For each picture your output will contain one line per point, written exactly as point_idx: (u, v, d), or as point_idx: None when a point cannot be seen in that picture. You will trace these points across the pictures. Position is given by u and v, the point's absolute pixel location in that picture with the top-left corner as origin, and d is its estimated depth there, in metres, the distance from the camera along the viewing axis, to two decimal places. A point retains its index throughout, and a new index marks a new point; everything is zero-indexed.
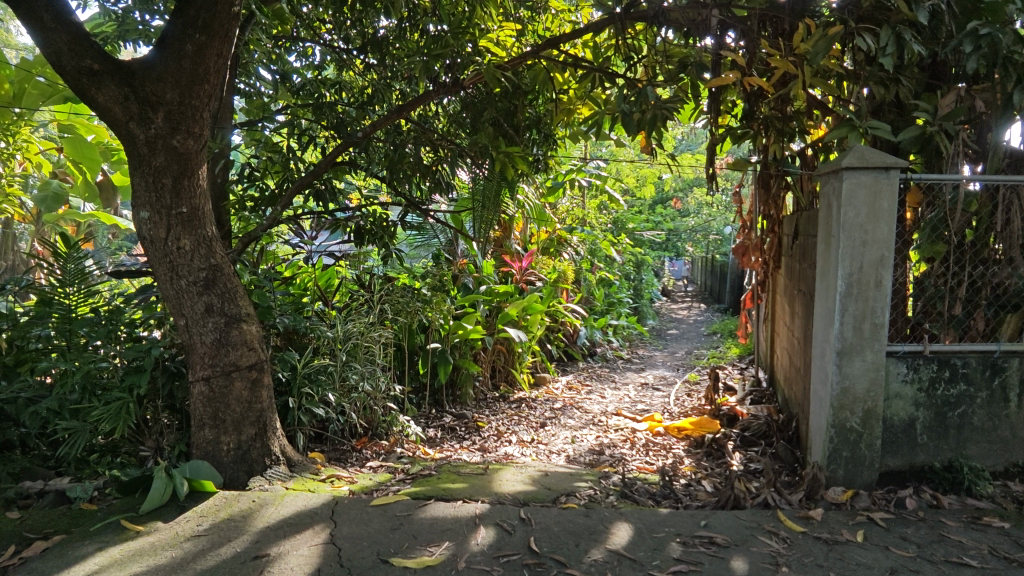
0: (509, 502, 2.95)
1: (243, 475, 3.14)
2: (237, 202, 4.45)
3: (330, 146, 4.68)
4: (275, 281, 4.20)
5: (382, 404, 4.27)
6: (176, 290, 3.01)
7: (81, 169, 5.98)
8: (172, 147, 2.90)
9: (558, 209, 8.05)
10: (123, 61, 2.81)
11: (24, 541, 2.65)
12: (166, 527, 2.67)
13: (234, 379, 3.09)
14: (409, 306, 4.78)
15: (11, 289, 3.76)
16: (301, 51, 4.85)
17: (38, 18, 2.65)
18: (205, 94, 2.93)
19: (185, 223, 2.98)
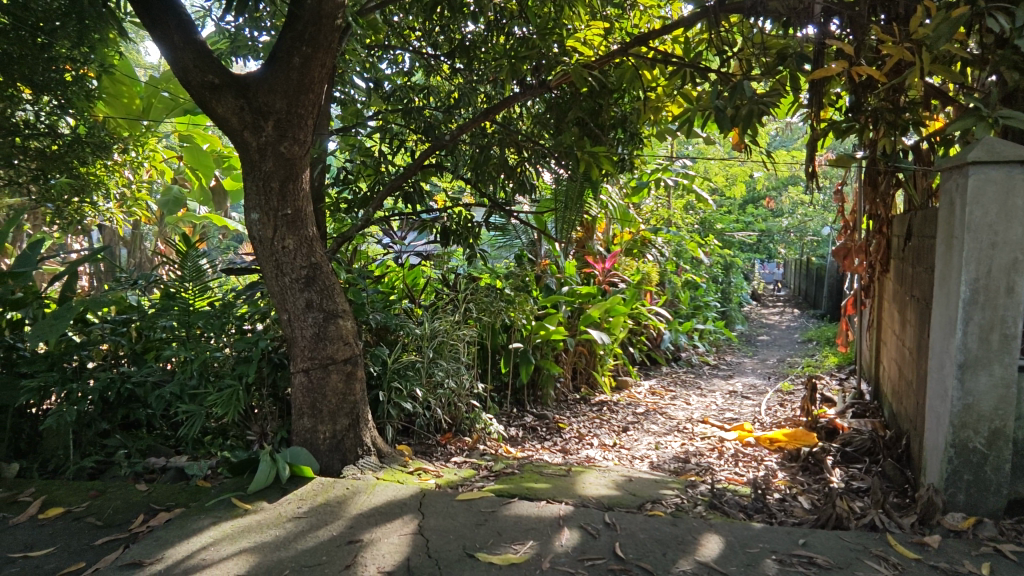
0: (593, 506, 2.92)
1: (338, 463, 3.31)
2: (333, 204, 4.81)
3: (419, 149, 4.85)
4: (368, 279, 4.40)
5: (466, 401, 4.36)
6: (281, 287, 3.22)
7: (198, 175, 6.59)
8: (279, 153, 3.10)
9: (642, 209, 7.88)
10: (238, 75, 3.03)
11: (151, 512, 2.93)
12: (270, 507, 2.86)
13: (331, 371, 3.26)
14: (494, 306, 4.84)
15: (140, 284, 4.07)
16: (392, 58, 5.01)
17: (170, 39, 2.93)
18: (311, 102, 3.11)
19: (290, 224, 3.18)
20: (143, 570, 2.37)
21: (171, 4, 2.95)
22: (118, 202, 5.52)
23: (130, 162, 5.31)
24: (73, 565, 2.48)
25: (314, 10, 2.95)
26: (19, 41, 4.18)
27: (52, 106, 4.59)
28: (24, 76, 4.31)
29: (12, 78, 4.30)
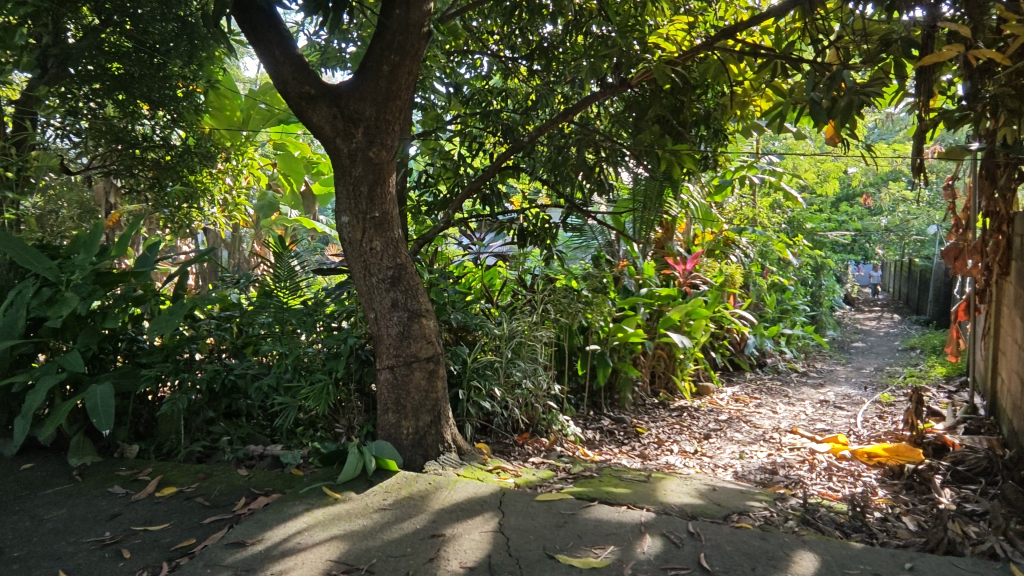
0: (676, 514, 2.84)
1: (420, 458, 3.40)
2: (415, 207, 4.97)
3: (497, 151, 4.92)
4: (449, 279, 4.50)
5: (543, 402, 4.37)
6: (368, 286, 3.35)
7: (290, 181, 7.05)
8: (369, 158, 3.24)
9: (724, 208, 7.58)
10: (332, 85, 3.20)
11: (251, 495, 3.14)
12: (358, 498, 2.99)
13: (414, 369, 3.37)
14: (571, 307, 4.80)
15: (235, 283, 4.34)
16: (471, 63, 5.08)
17: (272, 53, 3.13)
18: (397, 108, 3.24)
19: (377, 226, 3.31)
20: (246, 550, 2.54)
21: (273, 19, 3.15)
22: (220, 207, 5.87)
23: (231, 170, 5.72)
24: (185, 541, 2.70)
25: (402, 20, 3.09)
26: (141, 63, 4.72)
27: (167, 120, 5.07)
28: (145, 95, 4.84)
29: (134, 96, 4.82)
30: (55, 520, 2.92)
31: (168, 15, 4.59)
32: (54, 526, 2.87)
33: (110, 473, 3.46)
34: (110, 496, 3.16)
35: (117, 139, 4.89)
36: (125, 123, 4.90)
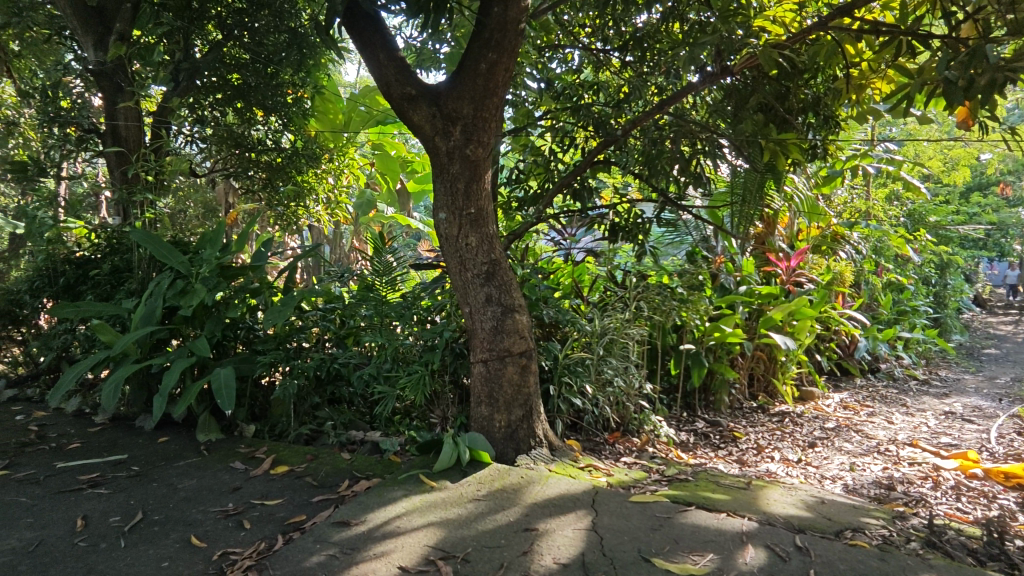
0: (781, 525, 2.68)
1: (512, 452, 3.44)
2: (506, 203, 5.01)
3: (588, 145, 4.87)
4: (540, 275, 4.50)
5: (634, 401, 4.28)
6: (463, 281, 3.43)
7: (387, 180, 7.39)
8: (466, 156, 3.31)
9: (833, 201, 7.08)
10: (432, 86, 3.30)
11: (354, 478, 3.33)
12: (453, 487, 3.07)
13: (507, 363, 3.40)
14: (665, 305, 4.67)
15: (336, 279, 4.57)
16: (562, 57, 5.05)
17: (376, 57, 3.28)
18: (494, 106, 3.28)
19: (473, 222, 3.38)
20: (351, 529, 2.70)
21: (378, 26, 3.30)
22: (324, 206, 6.05)
23: (334, 170, 5.93)
24: (297, 516, 2.89)
25: (501, 16, 3.11)
26: (258, 73, 5.22)
27: (278, 125, 5.51)
28: (259, 101, 5.31)
29: (250, 103, 5.32)
30: (186, 489, 3.23)
31: (281, 27, 5.13)
32: (185, 494, 3.18)
33: (231, 449, 3.79)
34: (231, 471, 3.46)
35: (237, 145, 5.38)
36: (243, 129, 5.39)
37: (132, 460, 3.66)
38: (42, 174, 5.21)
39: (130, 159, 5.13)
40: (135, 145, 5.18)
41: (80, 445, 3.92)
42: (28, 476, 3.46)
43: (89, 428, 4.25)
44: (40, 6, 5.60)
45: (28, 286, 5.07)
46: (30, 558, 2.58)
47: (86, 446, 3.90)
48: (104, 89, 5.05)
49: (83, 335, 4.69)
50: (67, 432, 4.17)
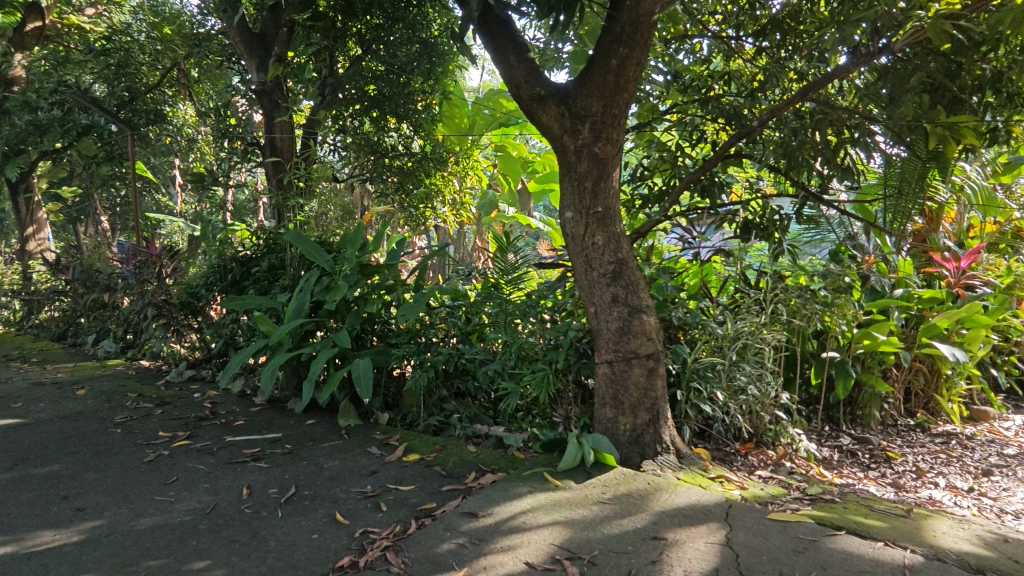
0: (953, 562, 2.37)
1: (637, 457, 3.35)
2: (629, 201, 4.87)
3: (718, 140, 4.71)
4: (668, 275, 4.35)
5: (771, 411, 3.97)
6: (589, 280, 3.39)
7: (509, 180, 7.54)
8: (594, 154, 3.27)
9: (1013, 192, 6.16)
10: (561, 85, 3.31)
11: (480, 471, 3.44)
12: (578, 488, 3.06)
13: (633, 365, 3.32)
14: (807, 309, 4.18)
15: (461, 277, 4.70)
16: (690, 48, 4.80)
17: (507, 59, 3.36)
18: (624, 101, 3.23)
19: (601, 221, 3.33)
20: (479, 521, 2.78)
21: (508, 30, 3.39)
22: (450, 207, 6.32)
23: (460, 172, 6.15)
24: (428, 503, 3.04)
25: (632, 11, 3.10)
26: (392, 82, 5.56)
27: (408, 131, 5.82)
28: (393, 109, 5.65)
29: (384, 111, 5.65)
30: (331, 469, 3.52)
31: (413, 37, 5.46)
32: (330, 474, 3.47)
33: (368, 435, 4.07)
34: (369, 455, 3.72)
35: (372, 151, 5.77)
36: (378, 137, 5.74)
37: (285, 438, 4.07)
38: (215, 184, 5.95)
39: (285, 168, 5.70)
40: (288, 154, 5.74)
41: (244, 422, 4.42)
42: (204, 447, 3.96)
43: (251, 407, 4.79)
44: (214, 36, 6.39)
45: (204, 281, 5.83)
46: (207, 519, 2.95)
47: (249, 424, 4.40)
48: (264, 106, 5.68)
49: (247, 326, 5.30)
50: (234, 410, 4.73)
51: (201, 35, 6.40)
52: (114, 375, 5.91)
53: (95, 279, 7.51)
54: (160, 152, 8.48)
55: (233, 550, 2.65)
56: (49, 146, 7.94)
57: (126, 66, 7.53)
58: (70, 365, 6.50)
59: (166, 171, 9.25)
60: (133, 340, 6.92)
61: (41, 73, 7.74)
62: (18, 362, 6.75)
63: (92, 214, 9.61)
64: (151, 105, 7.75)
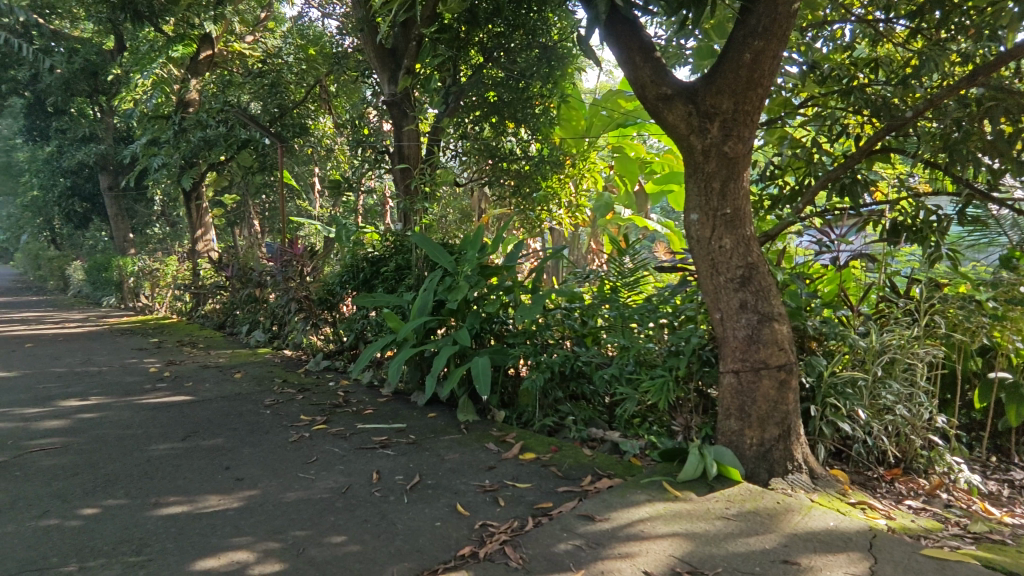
0: None
1: (764, 474, 3.15)
2: (757, 202, 4.57)
3: (863, 134, 4.32)
4: (805, 281, 4.06)
5: (923, 436, 3.55)
6: (715, 286, 3.25)
7: (625, 182, 7.39)
8: (724, 153, 3.14)
9: None
10: (689, 83, 3.20)
11: (596, 475, 3.42)
12: (699, 501, 2.96)
13: (762, 376, 3.13)
14: (971, 321, 3.76)
15: (577, 277, 4.72)
16: (830, 34, 4.46)
17: (632, 60, 3.31)
18: (757, 97, 3.08)
19: (729, 223, 3.19)
20: (596, 525, 2.77)
21: (634, 30, 3.36)
22: (566, 209, 6.35)
23: (576, 174, 6.19)
24: (544, 502, 3.08)
25: (770, 2, 2.97)
26: (512, 88, 5.73)
27: (527, 136, 5.93)
28: (512, 115, 5.82)
29: (504, 117, 5.85)
30: (452, 461, 3.69)
31: (533, 42, 5.64)
32: (451, 466, 3.63)
33: (485, 431, 4.20)
34: (487, 450, 3.84)
35: (491, 156, 5.96)
36: (496, 142, 5.93)
37: (409, 429, 4.32)
38: (350, 190, 6.47)
39: (412, 174, 6.03)
40: (415, 161, 6.07)
41: (373, 412, 4.76)
42: (338, 431, 4.31)
43: (379, 398, 5.14)
44: (351, 53, 6.96)
45: (339, 279, 6.31)
46: (343, 498, 3.22)
47: (377, 413, 4.72)
48: (394, 117, 6.06)
49: (376, 321, 5.69)
50: (364, 399, 5.11)
51: (340, 54, 7.01)
52: (263, 362, 6.61)
53: (249, 276, 8.45)
54: (303, 162, 9.37)
55: (365, 529, 2.86)
56: (216, 159, 9.09)
57: (277, 86, 8.44)
58: (228, 351, 7.37)
59: (308, 179, 10.20)
60: (278, 332, 7.70)
61: (211, 95, 8.89)
62: (188, 347, 7.77)
63: (247, 218, 10.82)
64: (297, 119, 8.55)
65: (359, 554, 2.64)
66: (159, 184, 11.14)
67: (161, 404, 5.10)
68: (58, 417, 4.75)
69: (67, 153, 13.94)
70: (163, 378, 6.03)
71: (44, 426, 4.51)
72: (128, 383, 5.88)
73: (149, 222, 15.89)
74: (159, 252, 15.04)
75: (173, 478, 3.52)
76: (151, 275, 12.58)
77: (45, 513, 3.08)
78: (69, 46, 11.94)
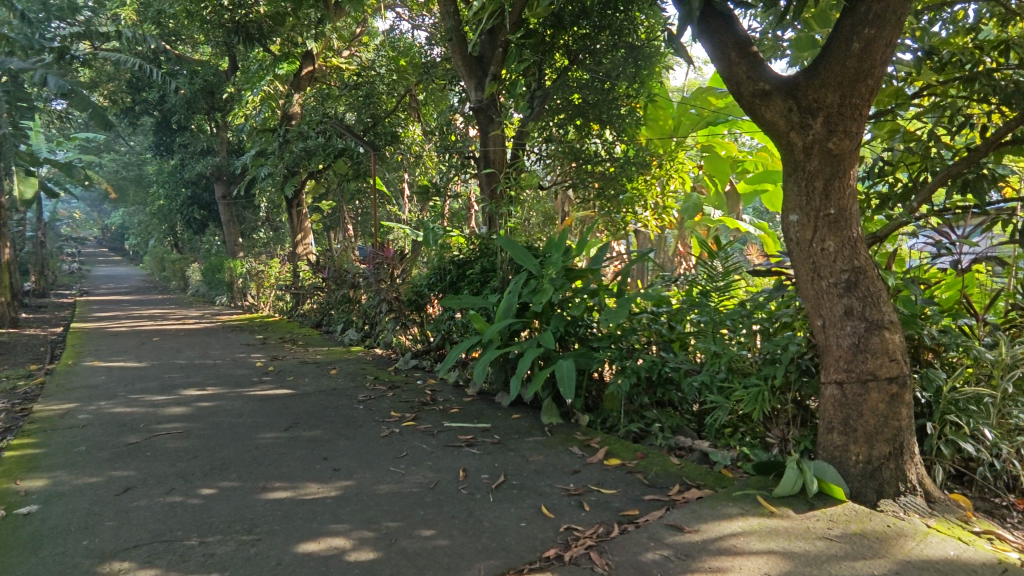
0: None
1: (872, 493, 2.93)
2: (864, 202, 4.27)
3: (990, 124, 3.95)
4: (921, 285, 3.73)
5: None
6: (817, 291, 3.06)
7: (715, 181, 7.11)
8: (828, 150, 2.95)
9: None
10: (790, 77, 3.04)
11: (685, 484, 3.32)
12: (798, 518, 2.81)
13: (870, 389, 2.91)
14: None
15: (666, 281, 4.59)
16: (950, 17, 4.14)
17: (727, 56, 3.19)
18: (867, 89, 2.88)
19: (833, 224, 2.99)
20: (685, 536, 2.69)
21: (729, 25, 3.23)
22: (653, 211, 6.19)
23: (662, 175, 6.05)
24: (631, 510, 3.03)
25: None
26: (597, 90, 5.69)
27: (612, 137, 5.85)
28: (597, 116, 5.77)
29: (588, 118, 5.81)
30: (536, 463, 3.71)
31: (619, 42, 5.62)
32: (535, 467, 3.66)
33: (569, 435, 4.20)
34: (572, 454, 3.83)
35: (575, 158, 5.91)
36: (581, 144, 5.90)
37: (494, 429, 4.39)
38: (437, 195, 6.69)
39: (497, 178, 6.11)
40: (500, 165, 6.16)
41: (459, 411, 4.88)
42: (426, 429, 4.46)
43: (464, 397, 5.28)
44: (439, 62, 7.22)
45: (427, 281, 6.52)
46: (431, 494, 3.32)
47: (462, 412, 4.84)
48: (480, 122, 6.21)
49: (462, 323, 5.85)
50: (450, 398, 5.26)
51: (429, 63, 7.28)
52: (356, 360, 6.97)
53: (344, 277, 8.94)
54: (393, 168, 9.80)
55: (453, 525, 2.94)
56: (315, 168, 9.70)
57: (371, 96, 8.86)
58: (325, 349, 7.82)
59: (398, 185, 10.64)
60: (370, 331, 8.08)
61: (311, 109, 9.49)
62: (290, 344, 8.33)
63: (343, 223, 11.44)
64: (389, 128, 8.94)
65: (448, 549, 2.72)
66: (265, 192, 12.04)
67: (266, 396, 5.50)
68: (180, 404, 5.26)
69: (188, 165, 15.38)
70: (268, 372, 6.51)
71: (169, 412, 5.01)
72: (238, 375, 6.39)
73: (255, 227, 17.18)
74: (265, 254, 16.21)
75: (278, 465, 3.79)
76: (257, 276, 13.59)
77: (171, 491, 3.41)
78: (190, 69, 13.20)
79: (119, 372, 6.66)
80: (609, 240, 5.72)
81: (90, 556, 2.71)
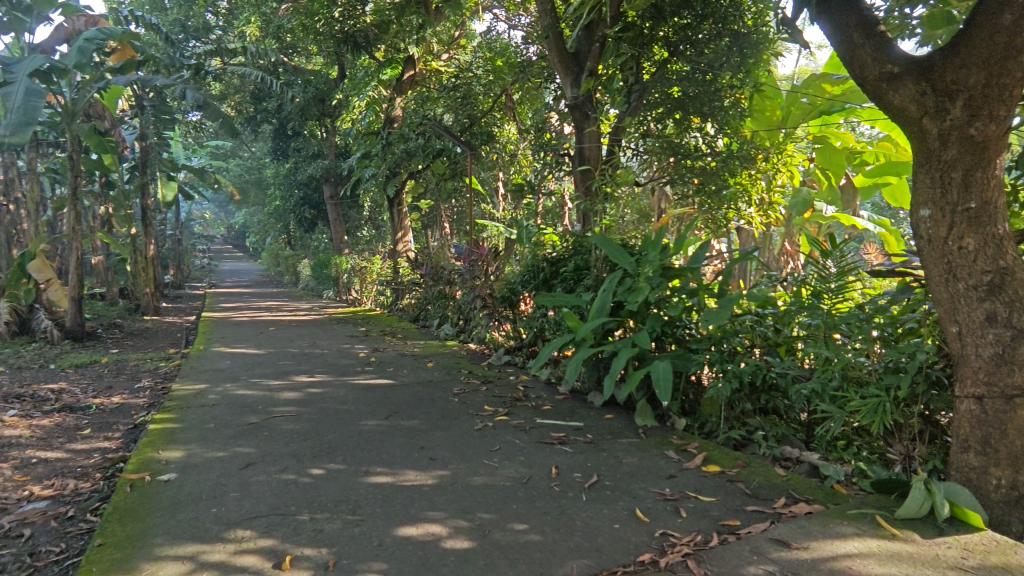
0: None
1: (1016, 523, 2.61)
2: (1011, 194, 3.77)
3: None
4: None
5: None
6: (951, 294, 2.76)
7: (828, 175, 6.61)
8: (969, 137, 2.65)
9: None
10: (924, 57, 2.75)
11: (791, 498, 3.12)
12: (925, 543, 2.56)
13: (1016, 406, 2.59)
14: None
15: (772, 281, 4.32)
16: None
17: (849, 38, 2.95)
18: (1020, 67, 2.56)
19: (973, 220, 2.68)
20: (793, 552, 2.53)
21: (852, 4, 2.98)
22: (757, 207, 5.87)
23: (770, 169, 5.70)
24: (731, 520, 2.89)
25: None
26: (698, 82, 5.47)
27: (714, 131, 5.63)
28: (697, 109, 5.55)
29: (688, 112, 5.58)
30: (630, 465, 3.64)
31: (723, 31, 5.41)
32: (629, 469, 3.59)
33: (664, 438, 4.08)
34: (667, 458, 3.72)
35: (674, 153, 5.73)
36: (680, 138, 5.70)
37: (586, 428, 4.36)
38: (531, 192, 6.73)
39: (593, 175, 5.99)
40: (596, 161, 6.06)
41: (550, 408, 4.89)
42: (519, 424, 4.52)
43: (556, 395, 5.29)
44: (535, 61, 7.26)
45: (520, 279, 6.57)
46: (524, 489, 3.35)
47: (554, 409, 4.85)
48: (575, 119, 6.12)
49: (555, 321, 5.85)
50: (542, 395, 5.29)
51: (525, 62, 7.35)
52: (451, 354, 7.19)
53: (440, 274, 9.25)
54: (488, 168, 10.01)
55: (545, 521, 2.95)
56: (415, 168, 10.07)
57: (468, 97, 9.07)
58: (422, 342, 8.14)
59: (492, 184, 10.83)
60: (464, 326, 8.29)
61: (412, 111, 9.88)
62: (389, 336, 8.75)
63: (440, 222, 11.83)
64: (485, 128, 9.11)
65: (540, 544, 2.74)
66: (369, 193, 12.71)
67: (368, 385, 5.81)
68: (293, 390, 5.68)
69: (302, 168, 16.56)
70: (370, 362, 6.87)
71: (283, 396, 5.42)
72: (343, 365, 6.79)
73: (360, 225, 18.19)
74: (368, 251, 17.11)
75: (379, 451, 3.99)
76: (360, 272, 14.38)
77: (285, 469, 3.70)
78: (304, 78, 14.19)
79: (241, 358, 7.30)
80: (709, 239, 5.45)
81: (218, 522, 3.00)
